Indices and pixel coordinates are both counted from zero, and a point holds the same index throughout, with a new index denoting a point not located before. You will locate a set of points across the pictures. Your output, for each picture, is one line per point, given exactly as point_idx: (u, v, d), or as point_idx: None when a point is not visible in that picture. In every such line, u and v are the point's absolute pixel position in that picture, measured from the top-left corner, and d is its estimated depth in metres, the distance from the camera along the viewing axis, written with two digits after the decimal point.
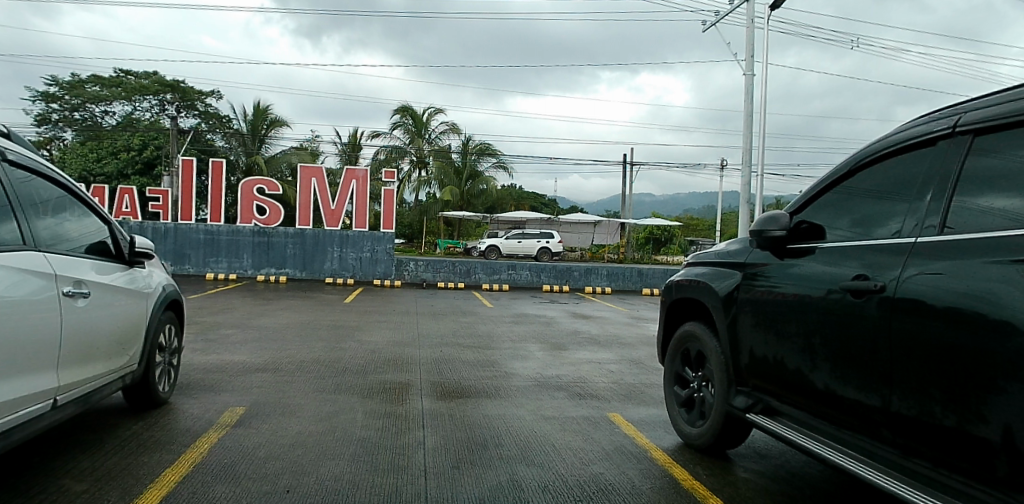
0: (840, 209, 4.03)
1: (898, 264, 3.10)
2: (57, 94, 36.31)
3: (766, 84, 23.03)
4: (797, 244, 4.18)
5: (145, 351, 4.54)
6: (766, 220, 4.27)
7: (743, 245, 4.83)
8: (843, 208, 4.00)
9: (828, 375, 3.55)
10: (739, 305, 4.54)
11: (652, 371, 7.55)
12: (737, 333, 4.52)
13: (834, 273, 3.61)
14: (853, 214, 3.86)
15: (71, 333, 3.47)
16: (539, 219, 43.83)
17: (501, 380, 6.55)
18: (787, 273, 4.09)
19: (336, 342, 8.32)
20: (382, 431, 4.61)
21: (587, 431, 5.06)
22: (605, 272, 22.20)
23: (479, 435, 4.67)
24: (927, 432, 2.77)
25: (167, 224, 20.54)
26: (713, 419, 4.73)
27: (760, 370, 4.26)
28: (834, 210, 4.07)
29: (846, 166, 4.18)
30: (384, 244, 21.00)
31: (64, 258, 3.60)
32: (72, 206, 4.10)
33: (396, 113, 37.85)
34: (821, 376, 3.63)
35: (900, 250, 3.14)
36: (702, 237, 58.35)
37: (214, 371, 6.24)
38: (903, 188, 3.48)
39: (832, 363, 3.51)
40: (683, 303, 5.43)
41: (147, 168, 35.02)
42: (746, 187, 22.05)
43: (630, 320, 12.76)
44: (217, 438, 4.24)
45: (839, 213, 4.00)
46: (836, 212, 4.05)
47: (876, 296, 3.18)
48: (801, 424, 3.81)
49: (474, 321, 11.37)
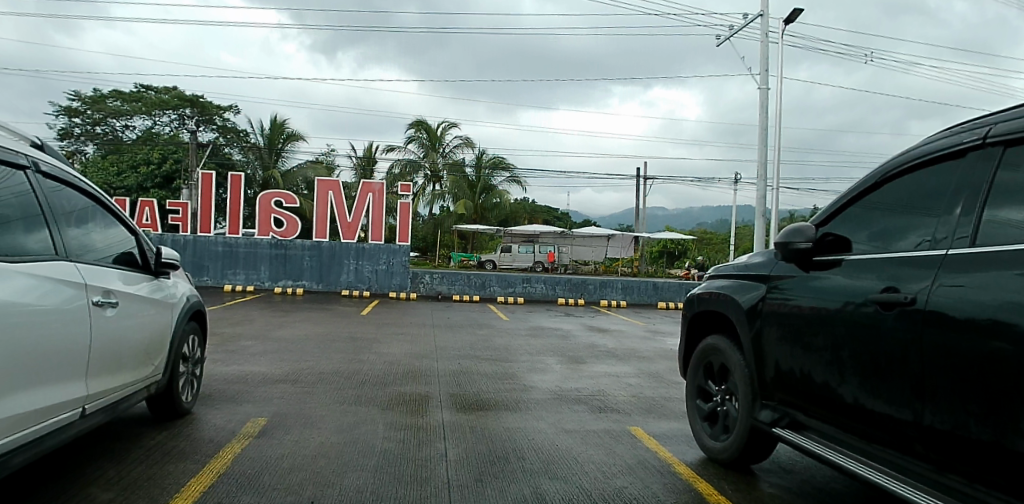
0: (862, 221, 3.95)
1: (928, 275, 3.03)
2: (80, 108, 37.25)
3: (781, 98, 22.92)
4: (823, 257, 4.08)
5: (169, 361, 4.57)
6: (790, 233, 4.20)
7: (767, 257, 4.73)
8: (864, 221, 3.92)
9: (858, 389, 3.45)
10: (765, 317, 4.43)
11: (673, 384, 7.45)
12: (763, 345, 4.41)
13: (859, 287, 3.55)
14: (871, 229, 3.81)
15: (100, 342, 3.52)
16: (553, 232, 43.81)
17: (520, 393, 6.49)
18: (812, 287, 4.00)
19: (353, 354, 8.32)
20: (403, 443, 4.57)
21: (609, 444, 4.97)
22: (620, 285, 22.05)
23: (501, 449, 4.61)
24: (961, 447, 2.68)
25: (187, 236, 20.83)
26: (737, 433, 4.60)
27: (787, 383, 4.13)
28: (854, 224, 4.01)
29: (871, 178, 4.10)
30: (400, 256, 21.09)
31: (93, 268, 3.65)
32: (101, 217, 4.16)
33: (410, 128, 38.17)
34: (850, 390, 3.53)
35: (930, 262, 3.07)
36: (717, 251, 57.90)
37: (235, 381, 6.27)
38: (928, 200, 3.42)
39: (862, 376, 3.41)
40: (706, 316, 5.29)
41: (166, 181, 35.67)
42: (762, 200, 21.87)
43: (647, 333, 12.63)
44: (240, 449, 4.25)
45: (860, 227, 3.93)
46: (858, 225, 3.97)
47: (906, 309, 3.09)
48: (831, 440, 3.68)
49: (490, 334, 11.34)
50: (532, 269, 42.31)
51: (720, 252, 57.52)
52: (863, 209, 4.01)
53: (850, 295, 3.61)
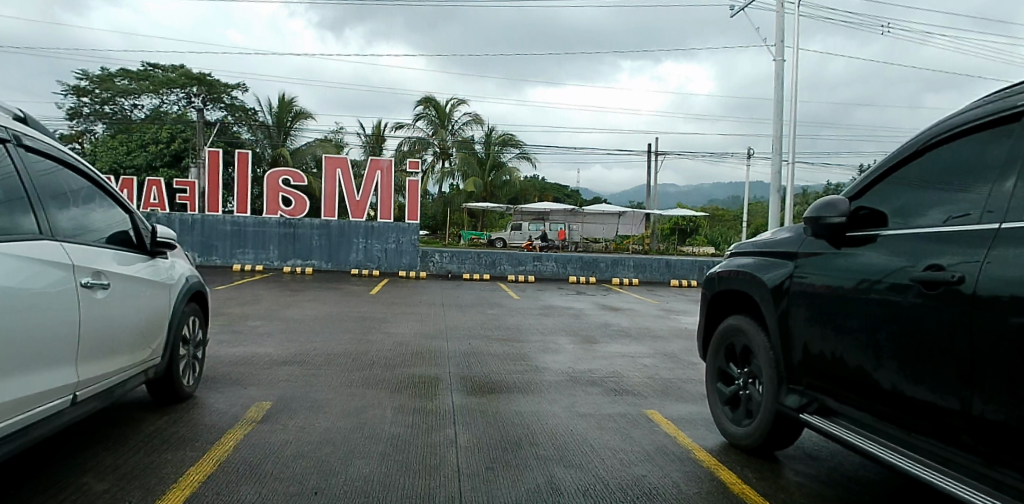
0: (883, 195, 3.62)
1: (973, 249, 2.67)
2: (88, 87, 37.18)
3: (798, 69, 22.19)
4: (857, 232, 3.59)
5: (168, 344, 4.41)
6: (821, 207, 3.68)
7: (797, 232, 4.17)
8: (891, 194, 3.56)
9: (897, 374, 3.07)
10: (792, 296, 3.94)
11: (691, 366, 7.21)
12: (790, 326, 3.96)
13: (889, 264, 3.19)
14: (894, 203, 3.49)
15: (91, 325, 3.32)
16: (564, 210, 43.35)
17: (531, 375, 6.28)
18: (843, 266, 3.56)
19: (362, 334, 8.17)
20: (411, 429, 4.40)
21: (625, 429, 4.76)
22: (632, 263, 21.73)
23: (512, 434, 4.42)
24: (1014, 440, 2.35)
25: (195, 215, 20.79)
26: (761, 419, 4.24)
27: (817, 368, 3.72)
28: (875, 196, 3.68)
29: (905, 148, 3.67)
30: (409, 235, 20.88)
31: (82, 248, 3.43)
32: (91, 195, 3.92)
33: (419, 104, 37.59)
34: (887, 375, 3.16)
35: (974, 235, 2.73)
36: (730, 229, 57.21)
37: (241, 364, 6.13)
38: (963, 172, 3.08)
39: (901, 360, 3.03)
40: (725, 296, 4.80)
41: (175, 161, 35.62)
42: (777, 176, 21.30)
43: (660, 312, 12.39)
44: (242, 435, 4.10)
45: (881, 201, 3.61)
46: (882, 198, 3.62)
47: (953, 289, 2.71)
48: (867, 428, 3.31)
49: (501, 313, 11.15)
50: (543, 247, 42.05)
51: (732, 230, 56.84)
52: (887, 185, 3.65)
53: (877, 271, 3.31)
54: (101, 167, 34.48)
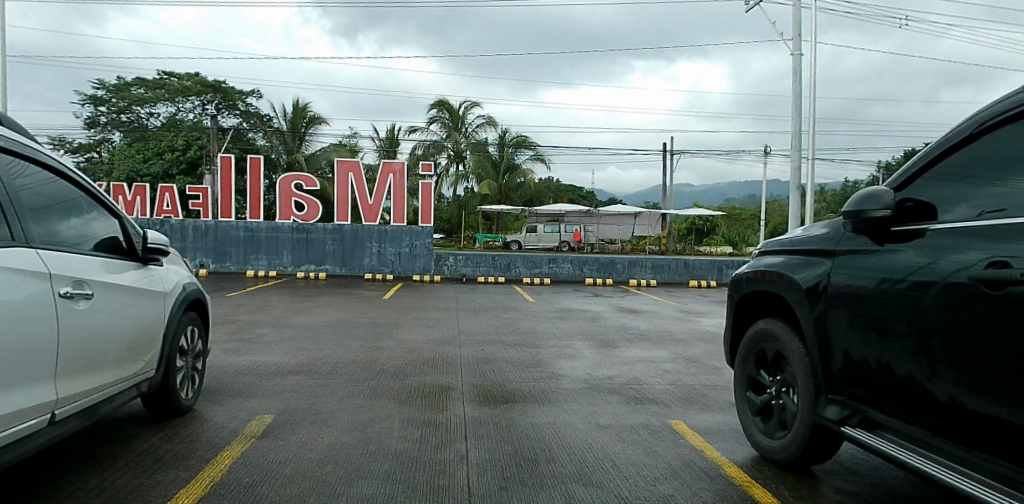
0: (938, 185, 3.08)
1: None
2: (105, 97, 37.82)
3: (818, 62, 21.54)
4: (904, 226, 3.07)
5: (164, 356, 4.21)
6: (862, 199, 3.15)
7: (836, 227, 3.69)
8: (944, 184, 3.02)
9: (955, 384, 2.60)
10: (830, 296, 3.49)
11: (716, 371, 6.82)
12: (828, 329, 3.49)
13: (938, 262, 2.72)
14: (947, 195, 2.96)
15: (68, 337, 3.07)
16: (579, 211, 42.91)
17: (547, 383, 5.98)
18: (886, 266, 3.09)
19: (373, 341, 7.93)
20: (419, 444, 4.12)
21: (648, 442, 4.44)
22: (649, 264, 21.27)
23: (527, 449, 4.12)
24: None
25: (208, 221, 20.83)
26: (797, 432, 3.77)
27: (860, 375, 3.24)
28: (928, 187, 3.13)
29: (965, 127, 3.08)
30: (423, 238, 20.72)
31: (64, 255, 3.20)
32: (76, 201, 3.67)
33: (433, 108, 37.51)
34: (942, 385, 2.68)
35: None
36: (748, 228, 56.24)
37: (245, 374, 5.94)
38: (1013, 160, 2.61)
39: (959, 367, 2.56)
40: (757, 298, 4.35)
41: (191, 168, 36.03)
42: (797, 172, 20.70)
43: (681, 314, 11.97)
44: (240, 452, 3.88)
45: (933, 191, 3.07)
46: (935, 188, 3.08)
47: (1018, 290, 2.23)
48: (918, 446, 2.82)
49: (515, 317, 10.85)
50: (558, 249, 41.70)
51: (750, 229, 55.90)
52: (941, 173, 3.09)
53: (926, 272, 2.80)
54: (119, 175, 35.01)
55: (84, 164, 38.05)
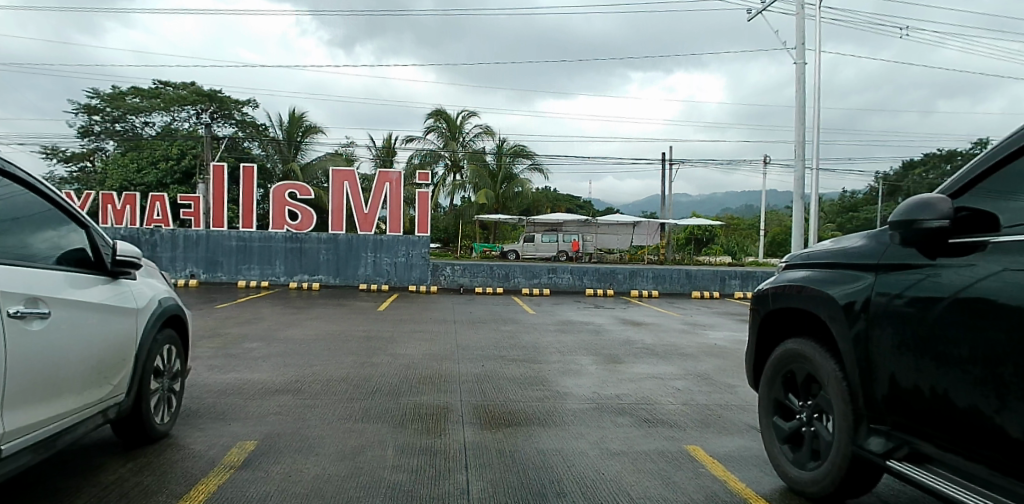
0: (999, 191, 2.72)
1: None
2: (99, 106, 37.54)
3: (820, 72, 21.38)
4: (962, 238, 2.71)
5: (136, 378, 3.84)
6: (914, 207, 2.82)
7: (881, 238, 3.35)
8: (1008, 191, 2.66)
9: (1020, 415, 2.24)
10: (872, 314, 3.17)
11: (729, 389, 6.45)
12: (870, 350, 3.16)
13: (1002, 276, 2.37)
14: (1012, 204, 2.59)
15: (19, 363, 2.66)
16: (577, 221, 42.64)
17: (552, 403, 5.61)
18: (939, 282, 2.74)
19: (366, 357, 7.54)
20: (416, 475, 3.74)
21: (664, 470, 4.07)
22: (650, 274, 20.94)
23: (534, 481, 3.74)
24: None
25: (200, 230, 20.44)
26: (832, 463, 3.41)
27: (908, 403, 2.90)
28: (990, 193, 2.77)
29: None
30: (420, 248, 20.36)
31: (20, 269, 2.81)
32: (40, 209, 3.29)
33: (430, 117, 37.29)
34: (1006, 416, 2.31)
35: None
36: (747, 239, 56.06)
37: (229, 394, 5.57)
38: None
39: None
40: (784, 316, 4.03)
41: (185, 178, 35.71)
42: (800, 183, 20.45)
43: (686, 327, 11.61)
44: (216, 485, 3.49)
45: (996, 199, 2.71)
46: (997, 196, 2.72)
47: None
48: (975, 483, 2.47)
49: (515, 330, 10.48)
50: (556, 258, 41.40)
51: (749, 239, 55.73)
52: (1002, 180, 2.73)
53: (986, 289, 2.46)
54: (113, 184, 34.68)
55: (76, 174, 37.74)
